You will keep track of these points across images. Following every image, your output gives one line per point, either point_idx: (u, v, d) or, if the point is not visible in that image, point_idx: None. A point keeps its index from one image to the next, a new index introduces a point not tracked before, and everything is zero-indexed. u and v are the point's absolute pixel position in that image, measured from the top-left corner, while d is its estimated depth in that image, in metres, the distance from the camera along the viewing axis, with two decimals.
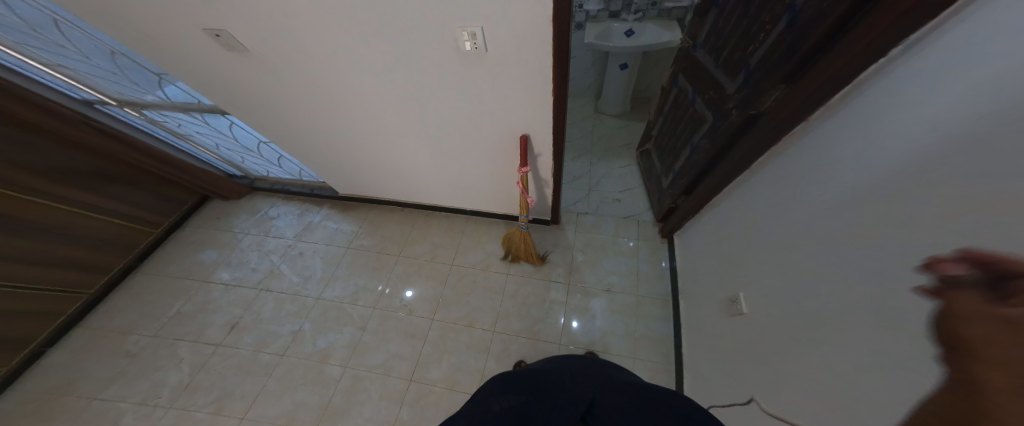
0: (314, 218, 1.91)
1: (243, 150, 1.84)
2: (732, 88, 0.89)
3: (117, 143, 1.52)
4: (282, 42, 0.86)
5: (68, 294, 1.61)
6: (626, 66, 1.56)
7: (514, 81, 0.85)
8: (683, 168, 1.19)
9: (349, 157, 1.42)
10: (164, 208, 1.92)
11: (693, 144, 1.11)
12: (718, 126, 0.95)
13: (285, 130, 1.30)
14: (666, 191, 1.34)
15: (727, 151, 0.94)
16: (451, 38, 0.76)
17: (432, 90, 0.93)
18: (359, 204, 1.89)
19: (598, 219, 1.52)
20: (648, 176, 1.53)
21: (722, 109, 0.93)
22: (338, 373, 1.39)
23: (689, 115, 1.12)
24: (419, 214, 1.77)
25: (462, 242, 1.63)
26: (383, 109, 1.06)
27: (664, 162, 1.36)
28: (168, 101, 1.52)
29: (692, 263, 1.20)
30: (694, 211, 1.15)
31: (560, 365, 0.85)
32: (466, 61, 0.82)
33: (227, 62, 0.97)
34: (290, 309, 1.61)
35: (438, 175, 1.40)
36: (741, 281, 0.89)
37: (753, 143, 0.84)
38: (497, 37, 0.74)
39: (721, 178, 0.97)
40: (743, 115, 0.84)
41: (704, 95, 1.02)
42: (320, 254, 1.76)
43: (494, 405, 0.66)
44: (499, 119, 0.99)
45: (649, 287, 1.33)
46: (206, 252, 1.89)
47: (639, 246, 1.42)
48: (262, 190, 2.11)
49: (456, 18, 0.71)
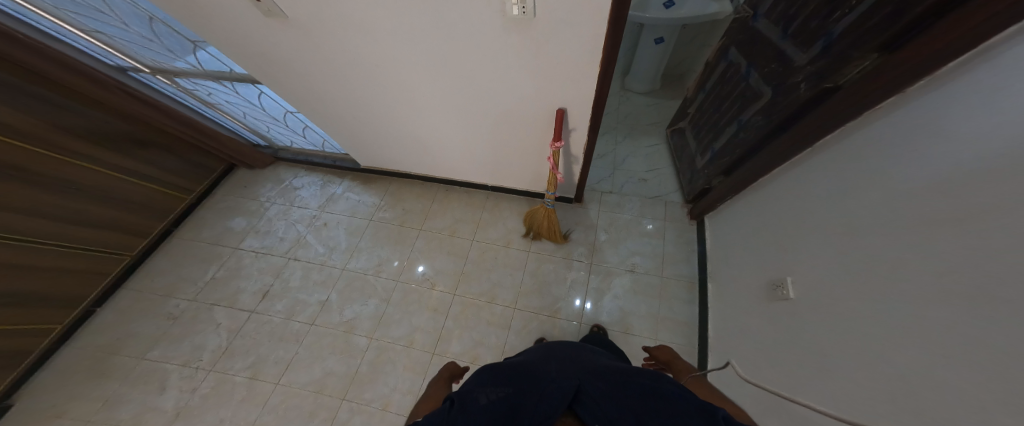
0: (335, 190, 1.92)
1: (269, 119, 1.83)
2: (801, 60, 0.82)
3: (152, 111, 1.54)
4: (320, 4, 0.83)
5: (113, 256, 1.70)
6: (662, 40, 1.45)
7: (561, 50, 0.80)
8: (726, 147, 1.14)
9: (378, 128, 1.41)
10: (195, 175, 1.96)
11: (743, 121, 1.06)
12: (777, 104, 0.90)
13: (312, 97, 1.28)
14: (701, 171, 1.30)
15: (783, 131, 0.89)
16: (499, 0, 0.71)
17: (474, 58, 0.89)
18: (380, 176, 1.88)
19: (622, 198, 1.49)
20: (679, 156, 1.49)
21: (786, 84, 0.87)
22: (366, 344, 1.46)
23: (742, 91, 1.06)
24: (438, 188, 1.75)
25: (482, 218, 1.61)
26: (420, 78, 1.03)
27: (702, 140, 1.31)
28: (199, 68, 1.49)
29: (726, 247, 1.19)
30: (731, 193, 1.12)
31: (541, 358, 0.87)
32: (511, 26, 0.77)
33: (269, 30, 0.95)
34: (318, 278, 1.67)
35: (468, 149, 1.38)
36: (789, 266, 0.86)
37: (811, 126, 0.79)
38: (548, 1, 0.69)
39: (769, 160, 0.94)
40: (813, 89, 0.77)
41: (764, 69, 0.95)
42: (342, 225, 1.79)
43: (478, 396, 0.69)
44: (536, 92, 0.96)
45: (673, 269, 1.33)
46: (235, 220, 1.95)
47: (665, 228, 1.40)
48: (285, 160, 2.13)
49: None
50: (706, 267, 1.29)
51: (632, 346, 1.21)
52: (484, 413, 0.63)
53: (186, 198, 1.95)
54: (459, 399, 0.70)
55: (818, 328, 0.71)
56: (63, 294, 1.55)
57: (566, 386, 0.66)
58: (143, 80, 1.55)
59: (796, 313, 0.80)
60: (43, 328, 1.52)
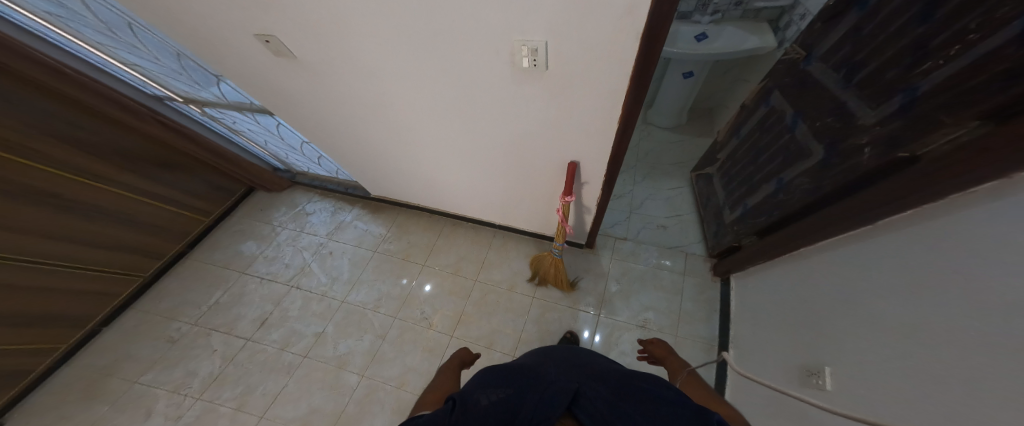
0: (345, 218, 1.90)
1: (287, 148, 1.87)
2: (868, 119, 0.68)
3: (179, 138, 1.60)
4: (326, 49, 0.80)
5: (126, 276, 1.72)
6: (691, 74, 1.34)
7: (576, 102, 0.72)
8: (761, 206, 0.99)
9: (386, 167, 1.37)
10: (216, 196, 2.01)
11: (784, 181, 0.91)
12: (832, 164, 0.75)
13: (319, 134, 1.25)
14: (728, 227, 1.14)
15: (836, 198, 0.74)
16: (509, 50, 0.65)
17: (482, 106, 0.83)
18: (388, 207, 1.85)
19: (636, 247, 1.32)
20: (704, 204, 1.33)
21: (844, 145, 0.73)
22: (356, 381, 1.35)
23: (786, 143, 0.92)
24: (445, 222, 1.67)
25: (487, 257, 1.49)
26: (425, 122, 0.97)
27: (731, 192, 1.15)
28: (222, 98, 1.54)
29: (753, 314, 0.99)
30: (763, 259, 0.95)
31: (538, 361, 0.72)
32: (522, 77, 0.70)
33: (280, 70, 0.94)
34: (316, 309, 1.61)
35: (474, 190, 1.30)
36: (835, 353, 0.65)
37: (871, 201, 0.64)
38: (563, 53, 0.61)
39: (814, 230, 0.78)
40: (883, 157, 0.63)
41: (816, 122, 0.81)
42: (346, 255, 1.75)
43: (472, 401, 0.55)
44: (548, 141, 0.88)
45: (691, 328, 1.12)
46: (247, 244, 1.96)
47: (685, 280, 1.21)
48: (302, 185, 2.17)
49: (522, 33, 0.59)
50: (730, 331, 1.07)
51: None
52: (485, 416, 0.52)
53: (205, 220, 2.00)
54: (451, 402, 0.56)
55: None
56: (72, 314, 1.57)
57: (563, 386, 0.57)
58: (177, 109, 1.60)
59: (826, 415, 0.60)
60: (47, 348, 1.53)
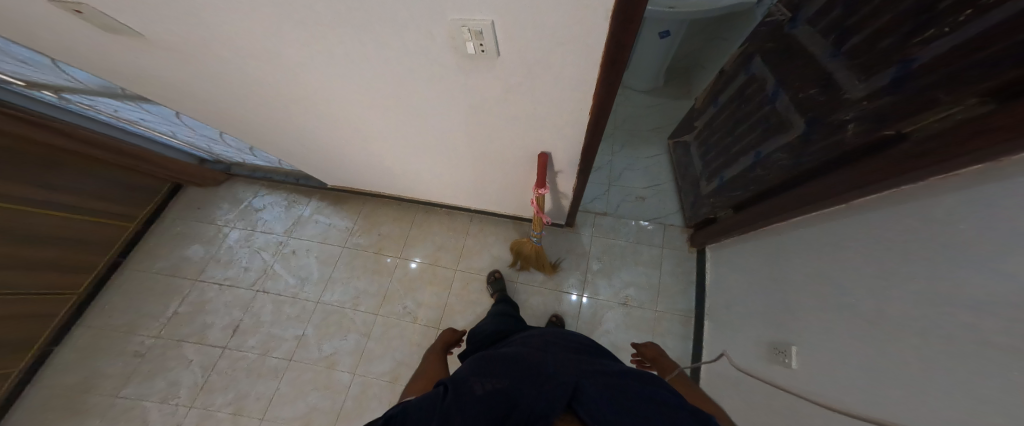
0: (302, 212, 1.72)
1: (205, 139, 1.64)
2: (855, 93, 0.64)
3: (58, 137, 1.31)
4: (233, 32, 0.67)
5: (58, 296, 1.51)
6: (667, 34, 1.22)
7: (538, 84, 0.66)
8: (739, 180, 0.99)
9: (342, 152, 1.24)
10: (136, 197, 1.72)
11: (762, 154, 0.90)
12: (811, 141, 0.74)
13: (264, 115, 1.07)
14: (703, 199, 1.16)
15: (812, 176, 0.74)
16: (449, 36, 0.57)
17: (435, 90, 0.74)
18: (349, 197, 1.68)
19: (618, 221, 1.30)
20: (680, 173, 1.32)
21: (828, 120, 0.70)
22: (348, 380, 1.32)
23: (765, 114, 0.89)
24: (417, 210, 1.56)
25: (465, 245, 1.43)
26: (380, 107, 0.88)
27: (708, 163, 1.14)
28: (81, 84, 1.22)
29: (723, 285, 1.06)
30: (735, 233, 0.99)
31: (536, 347, 0.69)
32: (469, 64, 0.63)
33: (185, 53, 0.79)
34: (291, 312, 1.50)
35: (441, 173, 1.22)
36: (797, 332, 0.70)
37: (842, 182, 0.64)
38: (513, 37, 0.54)
39: (787, 208, 0.79)
40: (867, 136, 0.61)
41: (801, 94, 0.78)
42: (311, 254, 1.60)
43: (467, 388, 0.52)
44: (517, 126, 0.83)
45: (670, 302, 1.16)
46: (193, 247, 1.75)
47: (664, 254, 1.23)
48: (242, 177, 1.91)
49: (461, 15, 0.51)
50: (705, 302, 1.12)
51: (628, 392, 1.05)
52: (478, 405, 0.48)
53: (130, 226, 1.74)
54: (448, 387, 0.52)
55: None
56: (12, 339, 1.39)
57: (561, 381, 0.53)
58: (26, 95, 1.24)
59: (796, 391, 0.64)
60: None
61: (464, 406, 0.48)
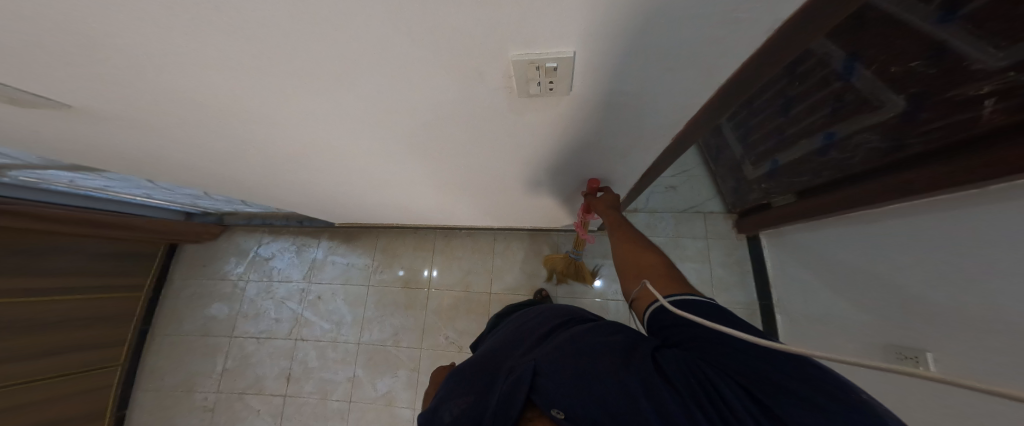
0: (315, 256, 1.65)
1: (188, 196, 1.47)
2: (989, 66, 0.50)
3: (3, 218, 1.14)
4: (219, 103, 0.52)
5: (101, 370, 1.53)
6: None
7: (615, 115, 0.55)
8: (806, 162, 0.91)
9: (348, 198, 1.13)
10: (137, 264, 1.65)
11: (837, 136, 0.79)
12: (922, 123, 0.64)
13: (264, 176, 0.96)
14: (756, 181, 1.12)
15: (924, 159, 0.67)
16: (510, 76, 0.43)
17: (471, 134, 0.61)
18: (361, 234, 1.61)
19: (654, 218, 1.37)
20: (710, 153, 1.23)
21: (943, 98, 0.58)
22: (411, 414, 1.36)
23: (831, 90, 0.75)
24: (436, 236, 1.50)
25: (495, 265, 1.40)
26: (402, 159, 0.75)
27: (755, 145, 1.05)
28: (17, 161, 1.02)
29: (798, 266, 1.07)
30: (816, 216, 0.96)
31: (514, 337, 0.64)
32: (525, 105, 0.50)
33: (159, 128, 0.66)
34: (336, 356, 1.50)
35: (462, 205, 1.13)
36: (928, 337, 0.69)
37: (974, 169, 0.58)
38: (598, 65, 0.41)
39: (892, 194, 0.74)
40: (1017, 115, 0.51)
41: (892, 67, 0.62)
42: (338, 297, 1.57)
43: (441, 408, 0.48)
44: (565, 155, 0.71)
45: (729, 297, 1.23)
46: (216, 305, 1.71)
47: (710, 246, 1.30)
48: (240, 226, 1.81)
49: (533, 50, 0.37)
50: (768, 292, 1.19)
51: None
52: None
53: (142, 293, 1.68)
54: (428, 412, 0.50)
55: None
56: (68, 417, 1.42)
57: (517, 372, 0.48)
58: None
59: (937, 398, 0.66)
60: None
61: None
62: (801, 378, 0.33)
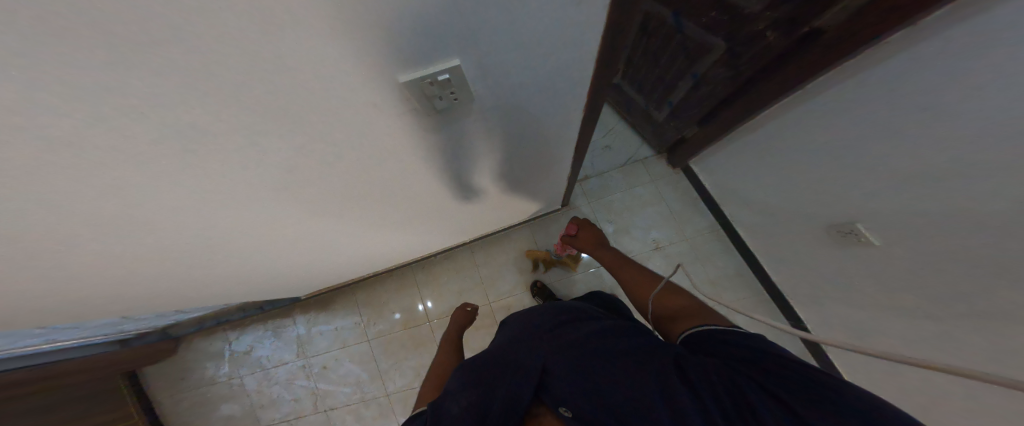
0: (299, 334, 1.59)
1: (108, 326, 1.13)
2: (755, 6, 0.74)
3: None
4: (134, 210, 0.46)
5: None
6: None
7: (523, 107, 0.57)
8: (687, 99, 1.10)
9: (306, 268, 1.04)
10: (111, 399, 1.39)
11: (699, 73, 0.99)
12: (756, 47, 0.83)
13: (189, 280, 0.81)
14: (667, 122, 1.25)
15: (764, 73, 0.88)
16: (411, 98, 0.42)
17: (394, 170, 0.62)
18: (337, 295, 1.55)
19: (604, 178, 1.42)
20: (622, 110, 1.39)
21: (744, 33, 0.82)
22: None
23: (677, 43, 0.95)
24: (410, 270, 1.45)
25: (481, 276, 1.41)
26: (341, 209, 0.72)
27: (649, 94, 1.20)
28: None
29: (730, 183, 1.25)
30: (719, 136, 1.13)
31: (509, 335, 0.63)
32: (442, 120, 0.50)
33: (61, 269, 0.54)
34: (371, 414, 1.45)
35: (423, 236, 1.12)
36: (856, 205, 0.85)
37: (801, 70, 0.78)
38: (500, 62, 0.42)
39: (766, 104, 0.91)
40: (796, 32, 0.75)
41: (703, 18, 0.84)
42: (343, 360, 1.57)
43: (440, 413, 0.45)
44: (492, 158, 0.74)
45: (693, 226, 1.36)
46: (223, 407, 1.54)
47: (659, 185, 1.40)
48: (195, 334, 1.59)
49: (420, 68, 0.37)
50: (723, 208, 1.33)
51: None
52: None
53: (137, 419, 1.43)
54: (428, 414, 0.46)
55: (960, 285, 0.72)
56: None
57: (527, 369, 0.49)
58: None
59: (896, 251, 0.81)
60: None
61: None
62: (820, 385, 0.34)
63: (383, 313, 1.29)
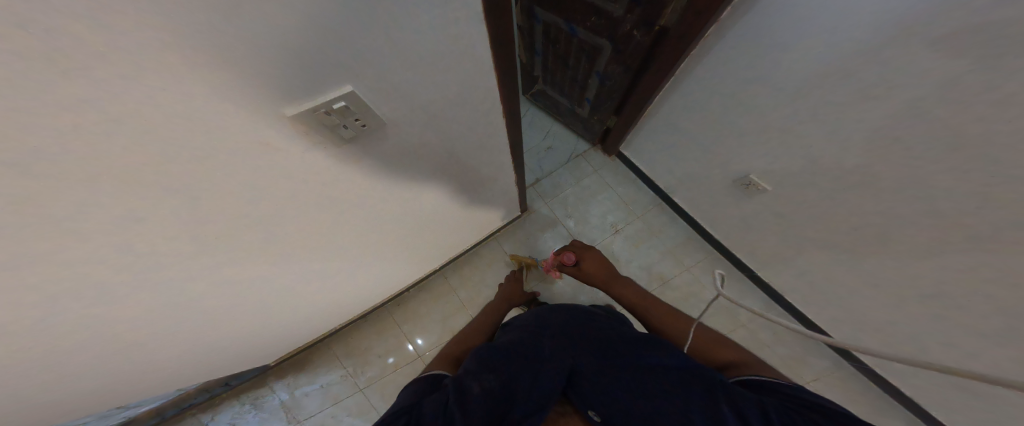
0: (280, 400, 1.17)
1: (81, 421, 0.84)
2: (618, 10, 0.73)
3: None
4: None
5: None
6: None
7: (430, 114, 0.49)
8: (603, 93, 1.04)
9: (238, 348, 0.87)
10: None
11: (600, 71, 0.96)
12: (621, 52, 0.83)
13: (128, 383, 0.74)
14: (591, 119, 1.23)
15: (644, 68, 0.86)
16: (311, 130, 0.40)
17: (303, 218, 0.58)
18: (292, 363, 1.21)
19: (554, 179, 1.38)
20: (558, 112, 1.41)
21: (617, 33, 0.79)
22: None
23: (575, 46, 0.95)
24: (369, 326, 1.25)
25: (445, 312, 1.24)
26: (250, 269, 0.61)
27: (571, 94, 1.20)
28: None
29: (664, 163, 1.18)
30: (633, 124, 1.10)
31: (528, 330, 0.57)
32: (348, 149, 0.47)
33: None
34: None
35: (377, 287, 1.04)
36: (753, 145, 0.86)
37: (672, 58, 0.76)
38: (390, 82, 0.39)
39: (644, 97, 0.94)
40: (650, 34, 0.74)
41: (587, 23, 0.83)
42: (342, 417, 1.14)
43: (463, 390, 0.39)
44: (410, 175, 0.63)
45: (640, 204, 1.29)
46: None
47: (601, 175, 1.35)
48: None
49: (305, 103, 0.35)
50: (658, 187, 1.27)
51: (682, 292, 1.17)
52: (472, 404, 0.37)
53: None
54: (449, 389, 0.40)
55: (857, 196, 0.72)
56: None
57: (556, 364, 0.45)
58: None
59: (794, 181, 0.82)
60: None
61: (473, 409, 0.36)
62: None
63: (370, 359, 1.21)
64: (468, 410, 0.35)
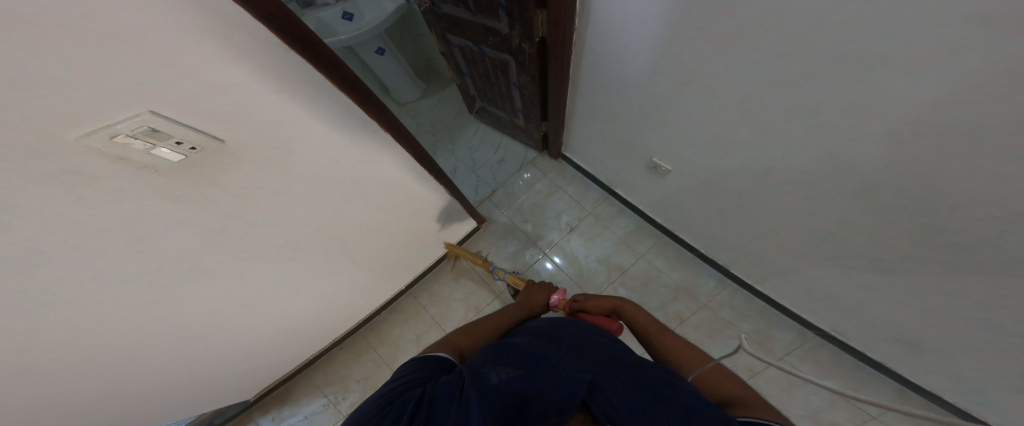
0: None
1: None
2: (504, 27, 0.82)
3: None
4: None
5: None
6: (383, 49, 1.42)
7: (289, 137, 0.55)
8: (526, 102, 1.10)
9: (210, 375, 0.95)
10: None
11: (517, 82, 1.02)
12: (523, 63, 0.90)
13: (112, 416, 0.83)
14: (528, 126, 1.28)
15: (546, 73, 0.92)
16: (132, 159, 0.41)
17: (231, 241, 0.66)
18: (274, 398, 1.23)
19: (508, 188, 1.42)
20: (502, 126, 1.48)
21: (511, 46, 0.87)
22: None
23: (488, 63, 1.03)
24: (344, 353, 1.27)
25: (419, 331, 1.26)
26: (178, 301, 0.68)
27: (505, 107, 1.27)
28: None
29: (597, 159, 1.21)
30: (563, 125, 1.16)
31: (547, 329, 0.53)
32: (198, 173, 0.49)
33: None
34: None
35: (336, 307, 1.10)
36: (647, 135, 0.91)
37: (561, 61, 0.83)
38: (219, 121, 0.45)
39: (558, 100, 1.00)
40: (535, 45, 0.81)
41: (488, 41, 0.91)
42: None
43: (478, 378, 0.38)
44: (319, 189, 0.70)
45: (590, 201, 1.33)
46: None
47: (551, 178, 1.40)
48: None
49: (93, 127, 0.35)
50: (602, 182, 1.31)
51: (637, 277, 1.19)
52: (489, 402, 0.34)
53: None
54: (465, 375, 0.39)
55: (747, 170, 0.76)
56: None
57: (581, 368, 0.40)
58: None
59: (696, 163, 0.86)
60: None
61: (482, 404, 0.34)
62: None
63: (349, 385, 1.22)
64: (479, 403, 0.34)
